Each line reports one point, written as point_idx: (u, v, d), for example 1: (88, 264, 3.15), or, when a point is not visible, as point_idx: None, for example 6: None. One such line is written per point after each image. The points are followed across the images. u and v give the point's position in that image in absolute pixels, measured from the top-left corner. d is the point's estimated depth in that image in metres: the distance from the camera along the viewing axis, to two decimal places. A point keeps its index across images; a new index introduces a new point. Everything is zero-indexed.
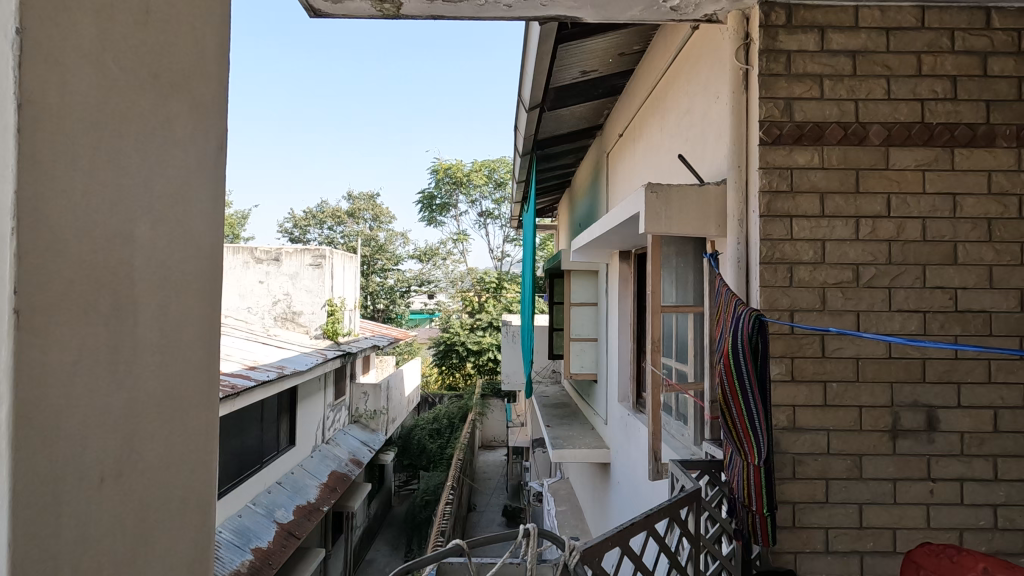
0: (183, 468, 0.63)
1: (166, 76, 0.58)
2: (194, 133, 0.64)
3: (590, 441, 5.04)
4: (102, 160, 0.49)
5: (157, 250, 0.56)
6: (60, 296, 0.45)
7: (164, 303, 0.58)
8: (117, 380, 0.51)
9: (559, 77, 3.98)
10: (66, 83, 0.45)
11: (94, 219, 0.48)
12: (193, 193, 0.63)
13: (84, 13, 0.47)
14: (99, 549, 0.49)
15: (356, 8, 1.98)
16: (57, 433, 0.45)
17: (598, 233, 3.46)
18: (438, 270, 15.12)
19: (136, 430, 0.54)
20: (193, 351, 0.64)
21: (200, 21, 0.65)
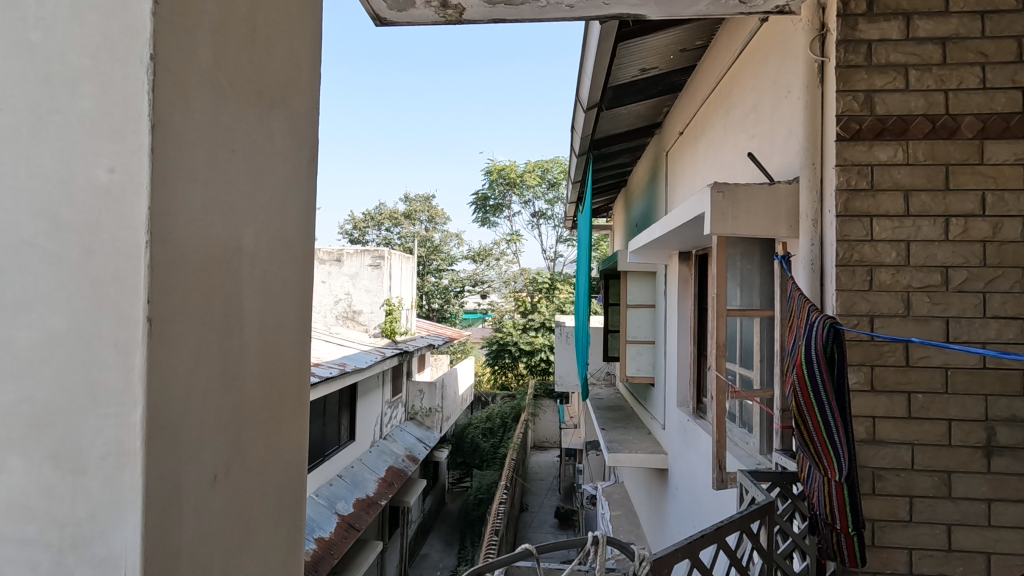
0: (280, 464, 0.65)
1: (269, 93, 0.61)
2: (291, 145, 0.66)
3: (647, 445, 4.94)
4: (217, 173, 0.51)
5: (261, 256, 0.59)
6: (183, 306, 0.47)
7: (266, 308, 0.61)
8: (227, 379, 0.53)
9: (618, 75, 3.93)
10: (188, 102, 0.47)
11: (211, 231, 0.50)
12: (288, 204, 0.66)
13: (203, 33, 0.49)
14: (213, 542, 0.52)
15: (420, 15, 2.01)
16: (179, 433, 0.47)
17: (658, 233, 3.39)
18: (491, 270, 15.24)
19: (241, 429, 0.56)
20: (288, 353, 0.67)
21: (298, 37, 0.68)
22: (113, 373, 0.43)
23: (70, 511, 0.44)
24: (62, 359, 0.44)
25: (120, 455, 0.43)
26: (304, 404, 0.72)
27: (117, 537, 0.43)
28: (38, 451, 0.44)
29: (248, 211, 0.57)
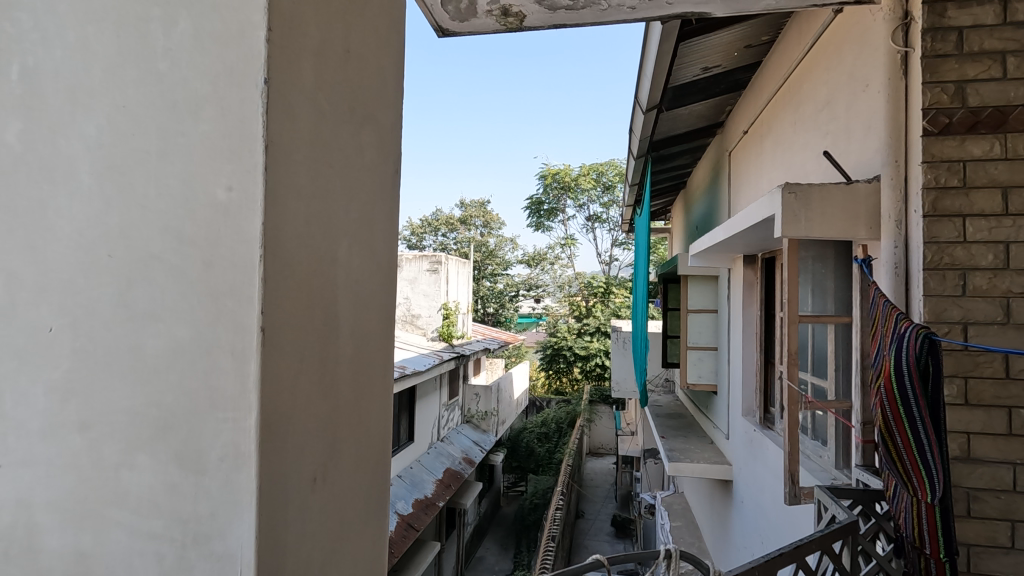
0: (368, 467, 0.68)
1: (361, 109, 0.63)
2: (378, 158, 0.68)
3: (710, 455, 4.78)
4: (318, 187, 0.53)
5: (353, 267, 0.61)
6: (289, 318, 0.50)
7: (358, 317, 0.63)
8: (324, 384, 0.55)
9: (679, 76, 3.84)
10: (294, 122, 0.50)
11: (313, 243, 0.52)
12: (376, 218, 0.68)
13: (307, 56, 0.52)
14: (312, 542, 0.54)
15: (482, 25, 2.04)
16: (286, 435, 0.50)
17: (722, 237, 3.28)
18: (546, 274, 15.21)
19: (335, 433, 0.59)
20: (375, 358, 0.69)
21: (385, 55, 0.70)
22: (230, 379, 0.46)
23: (191, 508, 0.46)
24: (185, 367, 0.47)
25: (236, 457, 0.46)
26: (387, 410, 0.73)
27: (234, 534, 0.46)
28: (164, 452, 0.47)
29: (342, 224, 0.59)
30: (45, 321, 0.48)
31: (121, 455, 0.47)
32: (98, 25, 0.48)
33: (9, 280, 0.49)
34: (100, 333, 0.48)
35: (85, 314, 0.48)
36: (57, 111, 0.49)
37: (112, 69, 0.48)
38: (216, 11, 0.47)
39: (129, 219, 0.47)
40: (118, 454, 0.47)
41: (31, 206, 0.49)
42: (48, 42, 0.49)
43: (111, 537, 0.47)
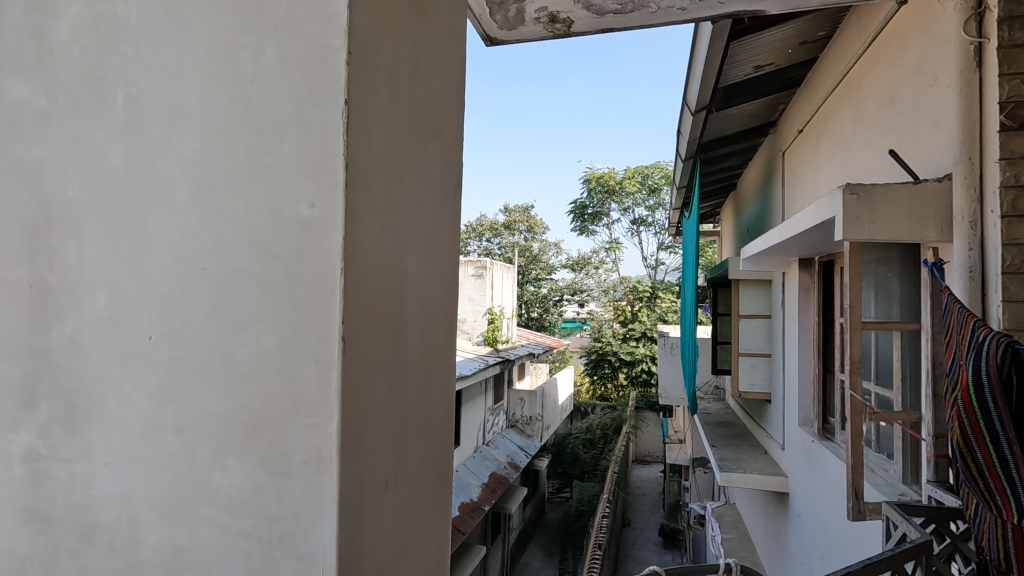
0: (433, 472, 0.69)
1: (428, 125, 0.65)
2: (442, 172, 0.70)
3: (764, 466, 4.60)
4: (390, 203, 0.55)
5: (421, 278, 0.63)
6: (366, 328, 0.52)
7: (424, 326, 0.65)
8: (394, 389, 0.57)
9: (729, 75, 3.75)
10: (370, 140, 0.52)
11: (385, 256, 0.54)
12: (440, 229, 0.70)
13: (381, 74, 0.54)
14: (384, 545, 0.56)
15: (529, 32, 2.05)
16: (363, 441, 0.51)
17: (776, 240, 3.16)
18: (590, 279, 15.07)
19: (405, 437, 0.60)
20: (439, 366, 0.70)
21: (449, 71, 0.72)
22: (312, 386, 0.48)
23: (278, 509, 0.49)
24: (271, 374, 0.49)
25: (319, 460, 0.48)
26: (450, 416, 0.75)
27: (316, 536, 0.48)
28: (252, 454, 0.49)
29: (411, 237, 0.61)
30: (145, 330, 0.52)
31: (213, 456, 0.50)
32: (192, 55, 0.52)
33: (114, 293, 0.53)
34: (194, 340, 0.51)
35: (180, 323, 0.51)
36: (156, 135, 0.52)
37: (205, 95, 0.51)
38: (299, 37, 0.49)
39: (221, 235, 0.50)
40: (210, 456, 0.50)
41: (133, 223, 0.53)
42: (149, 72, 0.53)
43: (204, 532, 0.50)
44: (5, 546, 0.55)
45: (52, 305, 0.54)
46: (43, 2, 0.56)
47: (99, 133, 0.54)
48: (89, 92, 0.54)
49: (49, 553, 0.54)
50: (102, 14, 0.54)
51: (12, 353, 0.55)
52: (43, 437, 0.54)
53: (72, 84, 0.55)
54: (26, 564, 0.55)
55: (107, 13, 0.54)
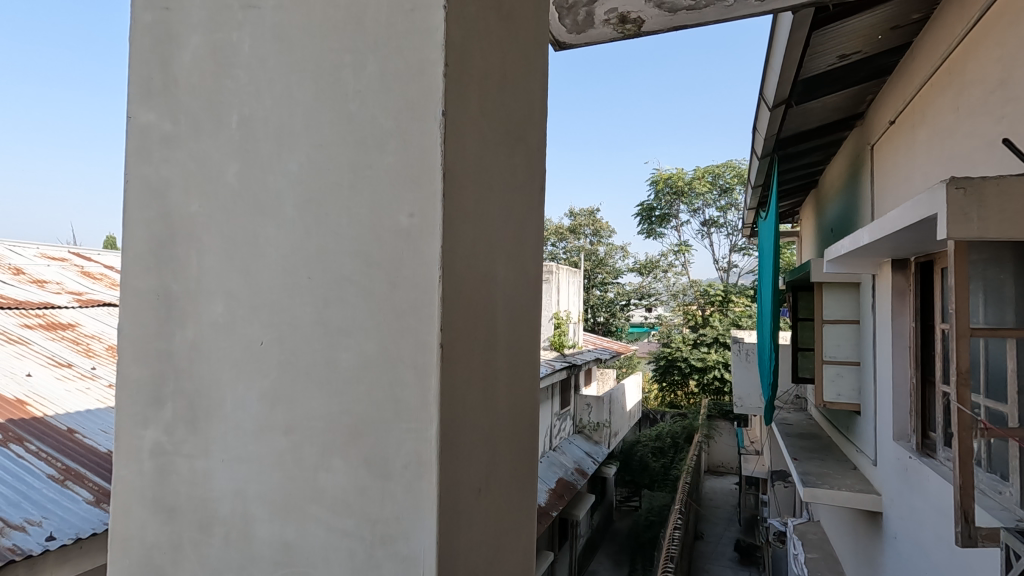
0: (520, 479, 0.69)
1: (515, 133, 0.66)
2: (527, 179, 0.70)
3: (853, 483, 4.28)
4: (481, 210, 0.56)
5: (508, 286, 0.64)
6: (461, 338, 0.52)
7: (512, 333, 0.65)
8: (484, 397, 0.58)
9: (810, 66, 3.54)
10: (464, 149, 0.53)
11: (475, 263, 0.55)
12: (526, 236, 0.70)
13: (474, 84, 0.55)
14: (477, 550, 0.56)
15: (599, 34, 2.02)
16: (458, 447, 0.52)
17: (865, 240, 2.94)
18: (658, 282, 14.67)
19: (494, 444, 0.61)
20: (525, 372, 0.70)
21: (533, 78, 0.72)
22: (412, 392, 0.49)
23: (379, 510, 0.50)
24: (373, 379, 0.51)
25: (419, 464, 0.49)
26: (535, 424, 0.75)
27: (417, 539, 0.49)
28: (355, 456, 0.51)
29: (499, 245, 0.62)
30: (256, 336, 0.55)
31: (319, 457, 0.52)
32: (299, 75, 0.55)
33: (229, 300, 0.57)
34: (300, 345, 0.53)
35: (288, 329, 0.54)
36: (267, 152, 0.55)
37: (310, 113, 0.54)
38: (398, 52, 0.51)
39: (325, 245, 0.53)
40: (316, 456, 0.52)
41: (246, 234, 0.56)
42: (259, 94, 0.56)
43: (311, 530, 0.52)
44: (136, 533, 0.60)
45: (176, 312, 0.59)
46: (168, 34, 0.61)
47: (216, 152, 0.58)
48: (207, 115, 0.59)
49: (173, 541, 0.58)
50: (218, 42, 0.59)
51: (143, 356, 0.61)
52: (168, 433, 0.59)
53: (194, 108, 0.59)
54: (154, 550, 0.59)
55: (224, 41, 0.58)
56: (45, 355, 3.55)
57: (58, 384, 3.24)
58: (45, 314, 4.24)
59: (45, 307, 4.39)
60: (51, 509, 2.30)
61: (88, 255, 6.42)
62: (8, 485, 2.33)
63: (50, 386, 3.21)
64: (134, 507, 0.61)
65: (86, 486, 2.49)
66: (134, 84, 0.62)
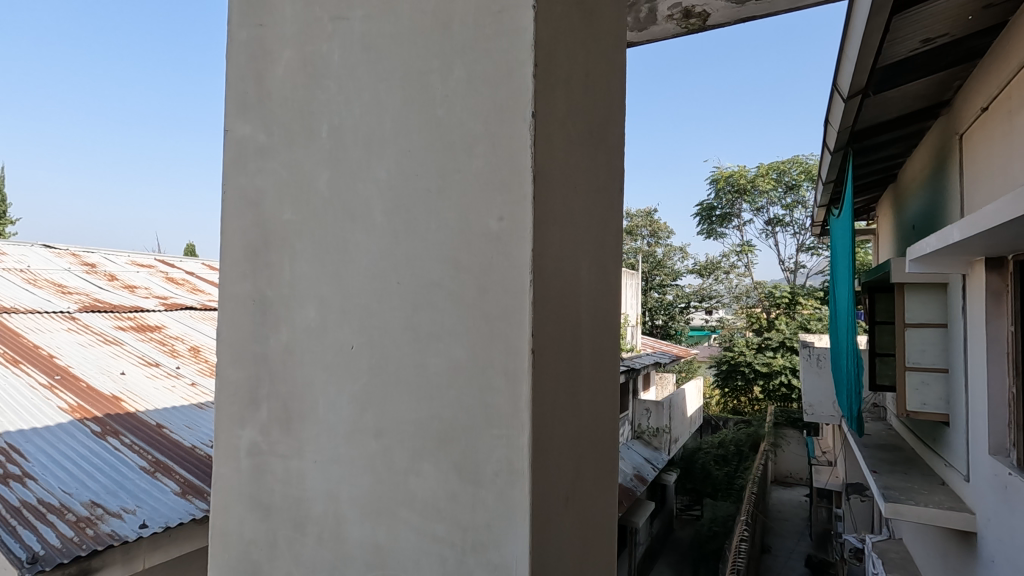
0: (603, 489, 0.67)
1: (596, 132, 0.64)
2: (608, 179, 0.69)
3: (942, 499, 3.94)
4: (566, 212, 0.55)
5: (592, 290, 0.62)
6: (550, 344, 0.51)
7: (596, 336, 0.64)
8: (571, 404, 0.56)
9: (890, 54, 3.31)
10: (552, 149, 0.52)
11: (562, 265, 0.54)
12: (607, 238, 0.68)
13: (559, 83, 0.54)
14: (565, 559, 0.55)
15: (662, 30, 1.96)
16: (547, 453, 0.51)
17: (954, 237, 2.70)
18: (720, 284, 14.17)
19: (581, 455, 0.59)
20: (606, 375, 0.68)
21: (613, 75, 0.70)
22: (503, 399, 0.48)
23: (470, 517, 0.49)
24: (462, 385, 0.50)
25: (511, 472, 0.48)
26: (616, 432, 0.72)
27: (509, 547, 0.48)
28: (445, 462, 0.51)
29: (583, 249, 0.60)
30: (348, 339, 0.56)
31: (409, 461, 0.52)
32: (387, 82, 0.55)
33: (321, 305, 0.58)
34: (390, 349, 0.54)
35: (378, 334, 0.55)
36: (357, 160, 0.57)
37: (397, 119, 0.54)
38: (488, 56, 0.50)
39: (413, 251, 0.53)
40: (406, 461, 0.53)
41: (337, 241, 0.57)
42: (349, 102, 0.57)
43: (402, 535, 0.53)
44: (234, 529, 0.63)
45: (271, 316, 0.61)
46: (261, 50, 0.64)
47: (308, 161, 0.60)
48: (298, 125, 0.60)
49: (269, 538, 0.60)
50: (309, 55, 0.60)
51: (240, 359, 0.63)
52: (264, 434, 0.61)
53: (286, 120, 0.61)
54: (251, 546, 0.62)
55: (314, 53, 0.60)
56: (137, 355, 3.84)
57: (148, 382, 3.49)
58: (136, 317, 4.59)
59: (136, 310, 4.74)
60: (143, 498, 2.47)
61: (172, 262, 6.89)
62: (107, 475, 2.53)
63: (142, 383, 3.45)
64: (232, 504, 0.63)
65: (173, 477, 2.66)
66: (231, 99, 0.65)
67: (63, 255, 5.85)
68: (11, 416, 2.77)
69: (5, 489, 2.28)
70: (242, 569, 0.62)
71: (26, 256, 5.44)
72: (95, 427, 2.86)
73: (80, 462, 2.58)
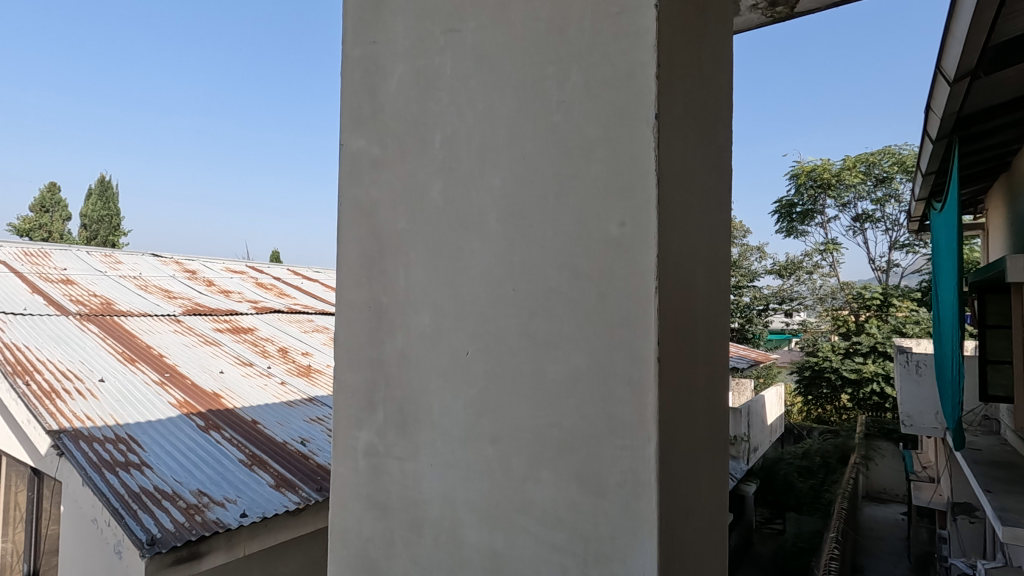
0: (717, 504, 0.64)
1: (708, 129, 0.61)
2: (719, 179, 0.65)
3: None
4: (683, 216, 0.53)
5: (707, 298, 0.60)
6: (672, 352, 0.50)
7: (710, 344, 0.61)
8: (690, 414, 0.54)
9: (1003, 29, 2.97)
10: (673, 151, 0.50)
11: (680, 270, 0.52)
12: (719, 240, 0.65)
13: (677, 80, 0.52)
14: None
15: (747, 21, 1.84)
16: (669, 463, 0.49)
17: None
18: (802, 285, 12.86)
19: (698, 467, 0.57)
20: (719, 383, 0.65)
21: (723, 69, 0.67)
22: (628, 408, 0.47)
23: (593, 528, 0.49)
24: (584, 394, 0.49)
25: (637, 484, 0.47)
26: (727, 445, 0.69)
27: (636, 559, 0.47)
28: (566, 470, 0.50)
29: (699, 254, 0.58)
30: (463, 346, 0.57)
31: (527, 468, 0.53)
32: (501, 91, 0.56)
33: (436, 312, 0.59)
34: (507, 356, 0.54)
35: (494, 340, 0.55)
36: (470, 169, 0.57)
37: (513, 128, 0.55)
38: (607, 59, 0.50)
39: (529, 258, 0.53)
40: (525, 468, 0.53)
41: (451, 250, 0.58)
42: (463, 112, 0.58)
43: (521, 542, 0.53)
44: (352, 527, 0.65)
45: (386, 322, 0.63)
46: (375, 66, 0.66)
47: (421, 171, 0.61)
48: (412, 137, 0.62)
49: (386, 538, 0.62)
50: (421, 69, 0.62)
51: (356, 363, 0.66)
52: (380, 436, 0.63)
53: (399, 133, 0.63)
54: (369, 544, 0.64)
55: (427, 67, 0.61)
56: (233, 355, 4.13)
57: (244, 381, 3.73)
58: (232, 320, 4.94)
59: (231, 314, 5.09)
60: (243, 489, 2.64)
61: (261, 268, 7.36)
62: (211, 467, 2.74)
63: (238, 382, 3.70)
64: (351, 502, 0.66)
65: (268, 470, 2.82)
66: (346, 115, 0.68)
67: (168, 263, 6.39)
68: (131, 409, 3.06)
69: (126, 476, 2.51)
70: (361, 567, 0.64)
71: (138, 265, 5.99)
72: (200, 421, 3.10)
73: (189, 454, 2.80)
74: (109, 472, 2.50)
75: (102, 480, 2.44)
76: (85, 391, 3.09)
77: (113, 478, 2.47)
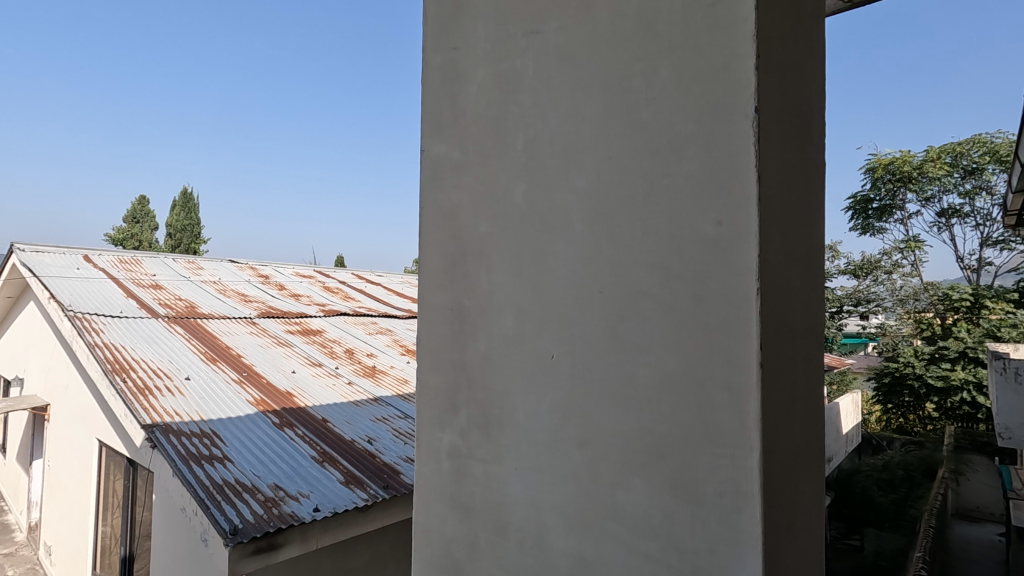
0: (818, 518, 0.60)
1: (803, 118, 0.58)
2: (814, 174, 0.61)
3: None
4: (782, 213, 0.51)
5: (804, 302, 0.56)
6: (772, 357, 0.47)
7: (807, 350, 0.58)
8: (790, 423, 0.51)
9: None
10: (771, 145, 0.47)
11: (779, 269, 0.49)
12: (815, 239, 0.61)
13: (774, 69, 0.49)
14: None
15: None
16: (770, 473, 0.46)
17: None
18: (880, 286, 11.91)
19: (798, 477, 0.54)
20: (815, 391, 0.61)
21: (816, 54, 0.63)
22: (727, 416, 0.45)
23: (690, 540, 0.47)
24: (678, 397, 0.48)
25: (738, 495, 0.45)
26: None
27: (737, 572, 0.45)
28: (659, 478, 0.49)
29: (794, 254, 0.55)
30: (548, 349, 0.57)
31: (617, 475, 0.51)
32: (586, 90, 0.55)
33: (519, 315, 0.59)
34: (594, 360, 0.53)
35: (580, 344, 0.54)
36: (553, 171, 0.57)
37: (599, 127, 0.54)
38: (699, 52, 0.48)
39: (617, 260, 0.52)
40: (615, 474, 0.51)
41: (535, 252, 0.58)
42: (546, 114, 0.58)
43: (609, 549, 0.52)
44: (436, 527, 0.66)
45: (469, 325, 0.64)
46: (456, 72, 0.67)
47: (503, 174, 0.61)
48: (494, 139, 0.63)
49: (470, 539, 0.63)
50: (502, 71, 0.62)
51: (438, 365, 0.67)
52: (463, 437, 0.64)
53: (481, 136, 0.64)
54: (453, 544, 0.65)
55: (509, 69, 0.62)
56: (304, 356, 4.33)
57: (313, 381, 3.90)
58: (302, 322, 5.18)
59: (301, 316, 5.33)
60: (315, 484, 2.75)
61: (327, 272, 7.67)
62: (286, 462, 2.87)
63: (308, 382, 3.87)
64: (434, 503, 0.67)
65: (337, 467, 2.93)
66: (425, 121, 0.69)
67: (243, 268, 6.78)
68: (213, 406, 3.26)
69: (210, 469, 2.68)
70: (445, 567, 0.65)
71: (217, 270, 6.39)
72: (275, 419, 3.26)
73: (266, 450, 2.95)
74: (195, 465, 2.67)
75: (190, 471, 2.62)
76: (173, 388, 3.32)
77: (199, 470, 2.64)
